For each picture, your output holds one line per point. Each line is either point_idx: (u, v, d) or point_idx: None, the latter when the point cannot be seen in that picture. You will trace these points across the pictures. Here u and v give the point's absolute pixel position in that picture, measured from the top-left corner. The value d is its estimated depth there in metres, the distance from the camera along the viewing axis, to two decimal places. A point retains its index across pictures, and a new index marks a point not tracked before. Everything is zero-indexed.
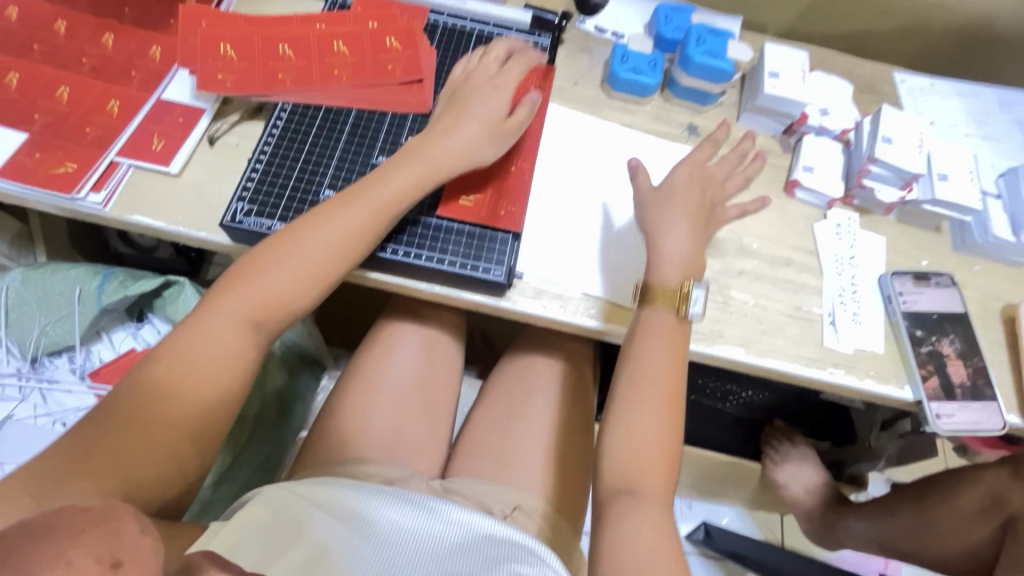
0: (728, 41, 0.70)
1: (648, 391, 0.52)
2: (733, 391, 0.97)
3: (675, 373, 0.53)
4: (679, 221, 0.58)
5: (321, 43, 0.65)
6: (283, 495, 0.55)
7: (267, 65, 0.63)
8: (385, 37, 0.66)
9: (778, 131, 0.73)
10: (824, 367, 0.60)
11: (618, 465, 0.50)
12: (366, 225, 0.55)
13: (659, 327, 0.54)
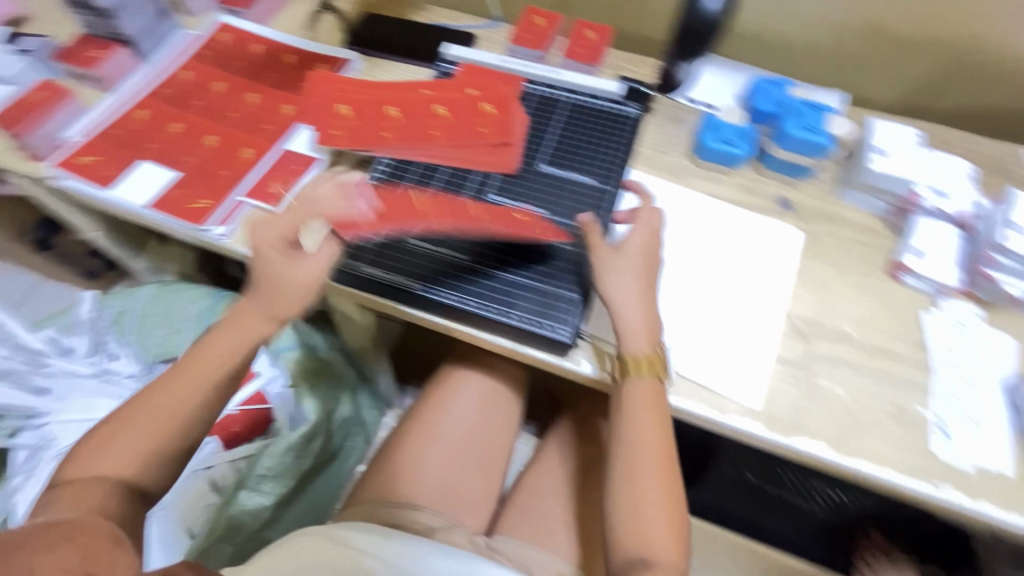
0: (828, 115, 0.69)
1: (637, 457, 0.52)
2: (821, 490, 0.85)
3: (661, 439, 0.53)
4: (625, 281, 0.55)
5: (423, 106, 0.71)
6: (322, 539, 0.52)
7: (376, 125, 0.70)
8: (481, 103, 0.71)
9: (883, 210, 0.68)
10: (930, 480, 0.52)
11: (628, 538, 0.51)
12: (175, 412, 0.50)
13: (641, 393, 0.53)
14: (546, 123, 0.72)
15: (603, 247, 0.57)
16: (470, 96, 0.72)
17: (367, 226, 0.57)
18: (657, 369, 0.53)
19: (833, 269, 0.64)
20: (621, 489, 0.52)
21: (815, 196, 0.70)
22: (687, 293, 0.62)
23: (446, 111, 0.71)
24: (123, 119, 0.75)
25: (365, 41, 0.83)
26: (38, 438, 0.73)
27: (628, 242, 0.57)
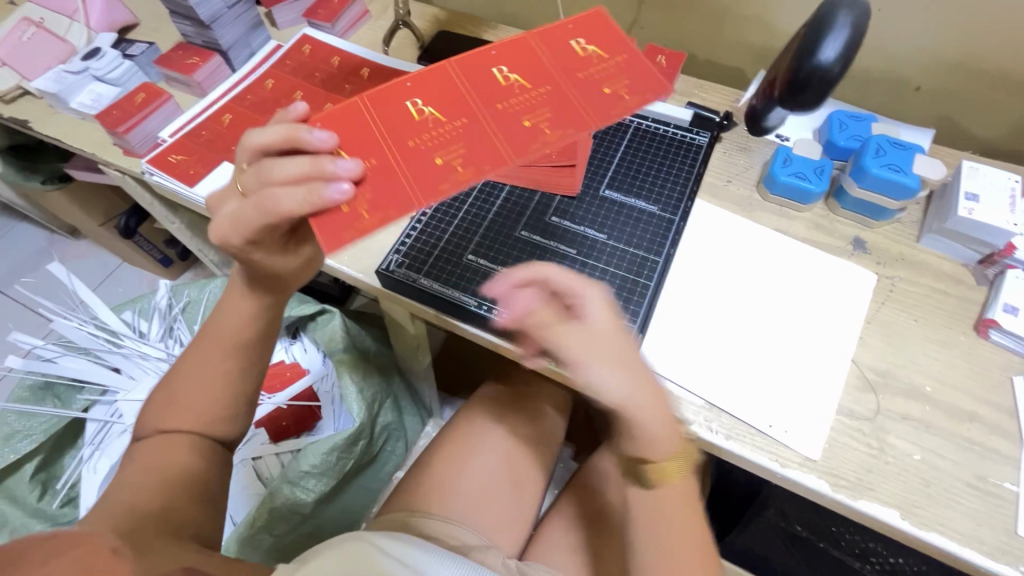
0: (917, 156, 0.62)
1: (666, 548, 0.49)
2: (875, 552, 0.77)
3: (695, 530, 0.50)
4: (622, 382, 0.43)
5: (483, 72, 0.52)
6: (358, 544, 0.48)
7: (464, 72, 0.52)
8: (580, 46, 0.54)
9: (972, 259, 0.63)
10: (1015, 564, 0.47)
11: None
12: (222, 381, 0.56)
13: (671, 495, 0.50)
14: (610, 148, 0.72)
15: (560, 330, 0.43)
16: (545, 58, 0.53)
17: (356, 226, 0.44)
18: (689, 467, 0.48)
19: (911, 319, 0.60)
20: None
21: (893, 238, 0.66)
22: (748, 331, 0.59)
23: (515, 76, 0.52)
24: (209, 122, 0.80)
25: (437, 58, 0.85)
26: (110, 414, 0.79)
27: (597, 316, 0.44)
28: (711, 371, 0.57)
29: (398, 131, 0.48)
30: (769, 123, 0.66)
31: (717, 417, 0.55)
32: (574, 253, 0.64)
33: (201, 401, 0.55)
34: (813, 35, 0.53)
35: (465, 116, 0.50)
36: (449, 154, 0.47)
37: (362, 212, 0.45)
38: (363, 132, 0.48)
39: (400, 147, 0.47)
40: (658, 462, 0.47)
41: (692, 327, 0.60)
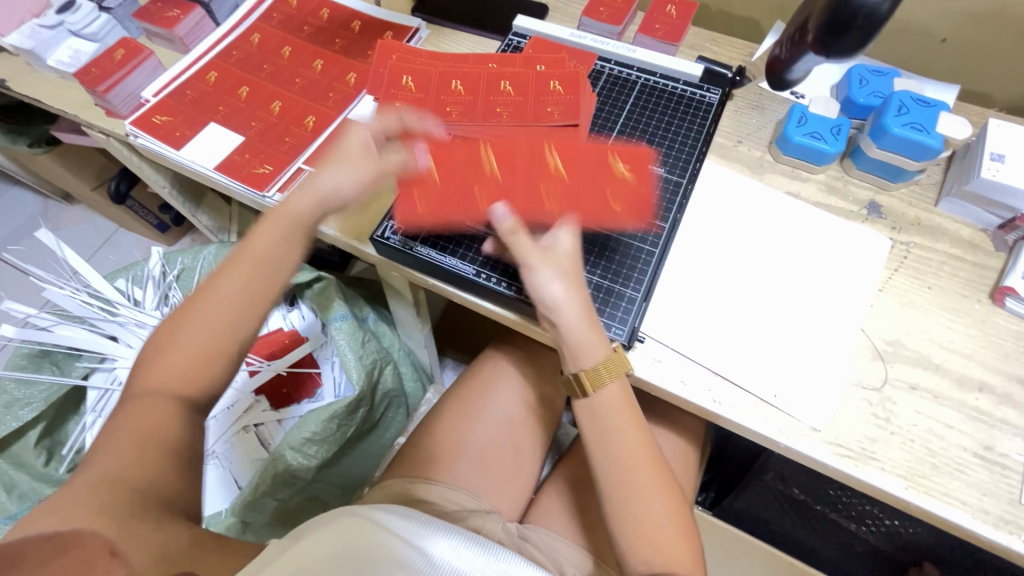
0: (941, 113, 0.58)
1: (620, 450, 0.51)
2: (873, 516, 0.77)
3: (648, 444, 0.51)
4: (555, 286, 0.50)
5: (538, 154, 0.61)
6: (358, 520, 0.48)
7: (535, 155, 0.61)
8: (616, 162, 0.62)
9: (992, 225, 0.61)
10: (1018, 533, 0.47)
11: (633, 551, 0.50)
12: (233, 308, 0.49)
13: (613, 402, 0.51)
14: (616, 105, 0.68)
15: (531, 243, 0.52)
16: (596, 176, 0.60)
17: (414, 212, 0.60)
18: (619, 366, 0.51)
19: (925, 287, 0.58)
20: (618, 503, 0.50)
21: (910, 202, 0.63)
22: (756, 299, 0.57)
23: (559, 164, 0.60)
24: (195, 80, 0.76)
25: (431, 9, 0.80)
26: (110, 381, 0.79)
27: (556, 240, 0.53)
28: (715, 340, 0.56)
29: (465, 173, 0.61)
30: (792, 77, 0.56)
31: (722, 385, 0.54)
32: None
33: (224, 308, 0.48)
34: (792, 47, 0.53)
35: (503, 176, 0.60)
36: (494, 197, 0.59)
37: (422, 206, 0.60)
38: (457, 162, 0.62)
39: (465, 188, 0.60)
40: (592, 365, 0.51)
41: (698, 295, 0.58)
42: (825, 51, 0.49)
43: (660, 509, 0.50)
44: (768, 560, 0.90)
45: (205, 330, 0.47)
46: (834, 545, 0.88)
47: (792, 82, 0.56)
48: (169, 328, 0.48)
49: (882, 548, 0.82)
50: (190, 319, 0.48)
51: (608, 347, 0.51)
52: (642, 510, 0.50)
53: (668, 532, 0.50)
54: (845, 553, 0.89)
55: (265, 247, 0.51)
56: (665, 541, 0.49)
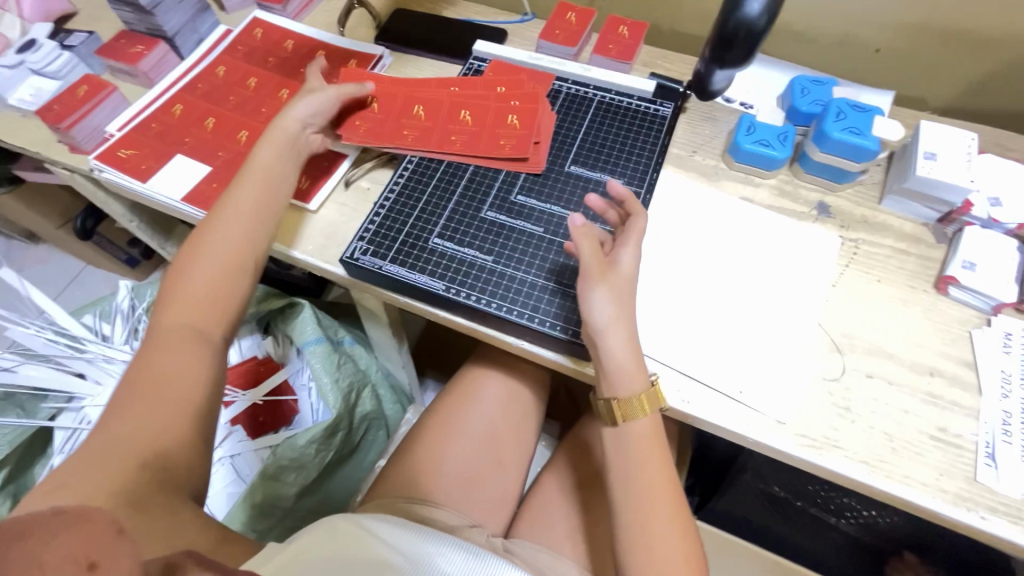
0: (875, 117, 0.63)
1: (636, 470, 0.52)
2: (851, 508, 0.79)
3: (666, 471, 0.52)
4: (605, 309, 0.52)
5: (452, 114, 0.70)
6: (351, 531, 0.48)
7: (446, 127, 0.69)
8: (510, 102, 0.70)
9: (932, 218, 0.64)
10: (975, 509, 0.49)
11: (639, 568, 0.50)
12: (232, 254, 0.55)
13: (641, 430, 0.52)
14: (575, 121, 0.71)
15: (594, 261, 0.53)
16: (495, 126, 0.69)
17: (356, 130, 0.69)
18: (654, 401, 0.52)
19: (875, 280, 0.61)
20: (629, 524, 0.51)
21: (856, 201, 0.66)
22: (717, 300, 0.60)
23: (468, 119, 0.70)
24: (160, 113, 0.76)
25: (394, 37, 0.83)
26: (79, 421, 0.76)
27: (619, 262, 0.54)
28: (681, 341, 0.57)
29: (387, 122, 0.70)
30: (715, 87, 0.66)
31: (690, 384, 0.56)
32: (542, 231, 0.64)
33: (227, 250, 0.55)
34: (708, 64, 0.63)
35: (411, 133, 0.69)
36: (410, 129, 0.69)
37: (357, 124, 0.70)
38: (384, 110, 0.71)
39: (402, 100, 0.72)
40: (627, 396, 0.51)
41: (663, 299, 0.60)
42: (740, 62, 0.60)
43: (667, 530, 0.50)
44: (754, 560, 0.91)
45: (207, 273, 0.53)
46: (817, 540, 0.90)
47: (714, 91, 0.67)
48: (176, 272, 0.54)
49: (862, 540, 0.84)
50: (190, 261, 0.54)
51: (647, 382, 0.52)
52: (652, 534, 0.50)
53: (674, 555, 0.49)
54: (827, 547, 0.90)
55: (266, 170, 0.60)
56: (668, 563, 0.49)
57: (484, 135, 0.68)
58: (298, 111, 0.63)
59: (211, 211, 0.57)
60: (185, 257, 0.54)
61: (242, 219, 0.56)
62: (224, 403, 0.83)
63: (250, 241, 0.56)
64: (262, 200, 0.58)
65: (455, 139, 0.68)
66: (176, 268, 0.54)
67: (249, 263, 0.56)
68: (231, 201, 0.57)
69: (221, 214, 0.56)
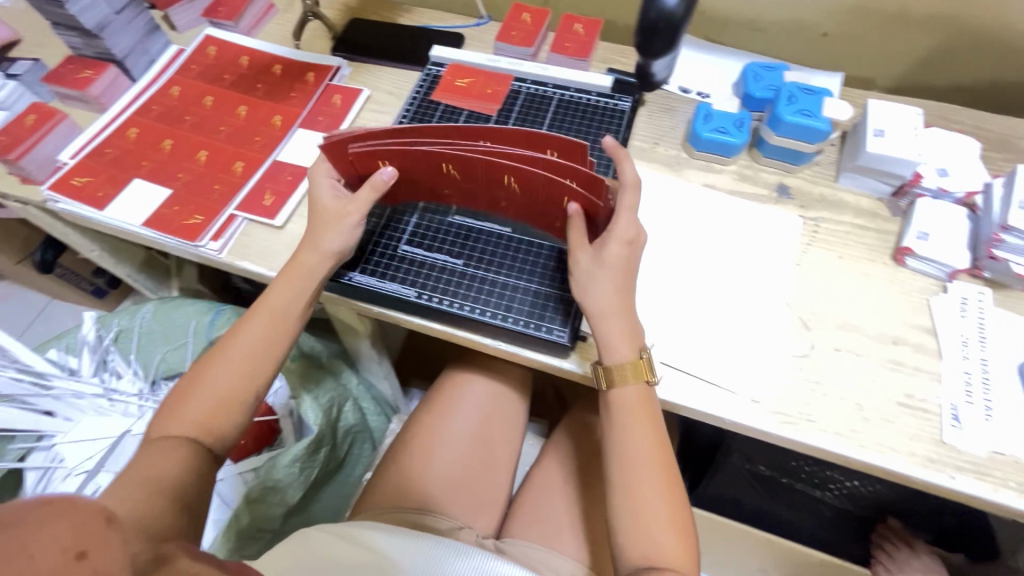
0: (825, 98, 0.65)
1: (628, 441, 0.52)
2: (835, 480, 0.81)
3: (659, 444, 0.52)
4: (602, 295, 0.52)
5: (491, 178, 0.57)
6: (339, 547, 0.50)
7: (489, 189, 0.59)
8: (563, 183, 0.54)
9: (885, 193, 0.66)
10: (944, 469, 0.51)
11: (633, 541, 0.49)
12: (236, 386, 0.52)
13: (631, 400, 0.52)
14: (536, 121, 0.72)
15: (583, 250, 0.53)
16: (544, 192, 0.56)
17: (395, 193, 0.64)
18: (645, 372, 0.52)
19: (836, 255, 0.63)
20: (621, 496, 0.51)
21: (814, 180, 0.68)
22: (687, 288, 0.61)
23: (511, 182, 0.57)
24: (115, 138, 0.75)
25: (351, 47, 0.83)
26: (50, 459, 0.74)
27: (608, 253, 0.52)
28: (654, 330, 0.58)
29: (427, 189, 0.62)
30: (656, 77, 0.67)
31: (667, 372, 0.56)
32: (510, 232, 0.64)
33: (220, 390, 0.51)
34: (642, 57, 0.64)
35: (455, 193, 0.62)
36: (454, 194, 0.62)
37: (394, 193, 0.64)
38: (417, 179, 0.61)
39: (429, 177, 0.60)
40: (617, 366, 0.52)
41: None
42: (669, 49, 0.61)
43: (659, 502, 0.50)
44: (746, 541, 0.92)
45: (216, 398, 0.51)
46: (805, 518, 0.91)
47: (655, 80, 0.67)
48: (168, 410, 0.50)
49: (848, 510, 0.86)
50: (195, 389, 0.51)
51: (636, 352, 0.52)
52: (642, 504, 0.50)
53: (663, 527, 0.49)
54: (815, 523, 0.92)
55: (281, 303, 0.55)
56: (656, 534, 0.49)
57: (537, 208, 0.59)
58: (309, 254, 0.56)
59: (219, 344, 0.54)
60: (181, 393, 0.51)
61: (239, 363, 0.52)
62: None
63: (247, 384, 0.52)
64: (264, 343, 0.54)
65: (506, 206, 0.61)
66: (167, 405, 0.51)
67: (245, 402, 0.52)
68: (229, 349, 0.53)
69: (220, 356, 0.53)
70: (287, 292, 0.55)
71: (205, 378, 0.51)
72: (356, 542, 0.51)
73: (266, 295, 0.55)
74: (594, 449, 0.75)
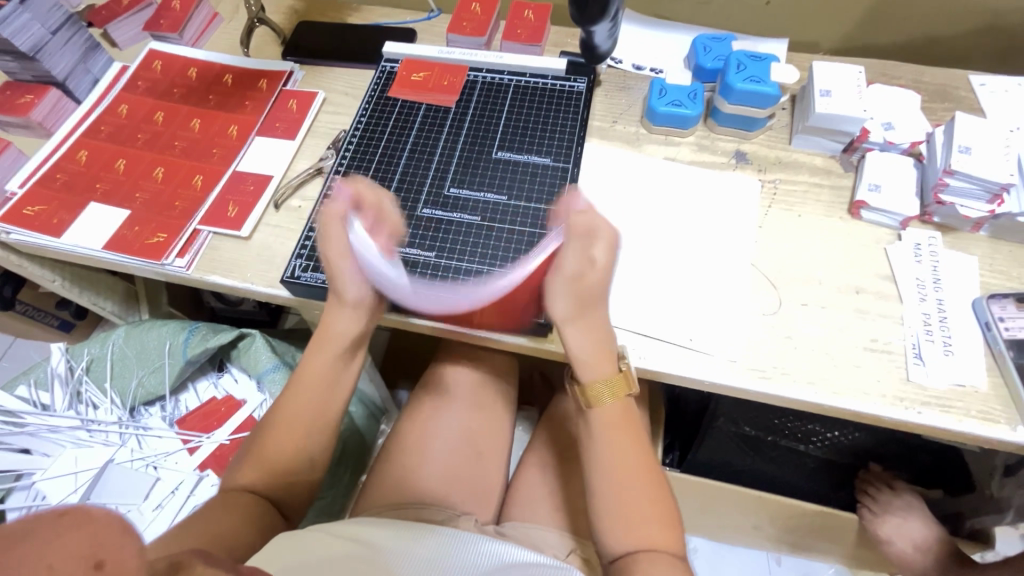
0: (772, 64, 0.67)
1: (618, 462, 0.53)
2: (817, 433, 0.84)
3: (638, 447, 0.54)
4: (566, 306, 0.52)
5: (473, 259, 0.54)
6: (328, 544, 0.49)
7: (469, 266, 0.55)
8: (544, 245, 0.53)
9: (838, 150, 0.69)
10: (913, 405, 0.54)
11: (620, 538, 0.51)
12: (284, 453, 0.55)
13: (612, 416, 0.54)
14: (495, 109, 0.72)
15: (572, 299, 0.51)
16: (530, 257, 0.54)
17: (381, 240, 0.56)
18: (622, 387, 0.54)
19: (796, 215, 0.65)
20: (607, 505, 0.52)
21: (769, 145, 0.70)
22: (656, 258, 0.63)
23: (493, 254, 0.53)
24: (64, 162, 0.72)
25: (302, 51, 0.82)
26: (33, 498, 0.72)
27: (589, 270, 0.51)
28: (628, 303, 0.59)
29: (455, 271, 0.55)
30: (601, 48, 0.69)
31: (642, 341, 0.58)
32: (479, 220, 0.64)
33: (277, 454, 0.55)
34: (582, 30, 0.66)
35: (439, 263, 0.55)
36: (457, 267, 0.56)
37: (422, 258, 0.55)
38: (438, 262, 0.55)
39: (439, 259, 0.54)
40: (597, 381, 0.53)
41: None
42: (604, 14, 0.62)
43: (643, 501, 0.52)
44: (738, 502, 0.95)
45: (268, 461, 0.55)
46: (793, 474, 0.95)
47: (601, 51, 0.70)
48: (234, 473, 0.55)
49: (831, 460, 0.90)
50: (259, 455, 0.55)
51: (614, 366, 0.54)
52: (625, 503, 0.52)
53: (652, 524, 0.51)
54: (802, 478, 0.96)
55: (326, 372, 0.58)
56: (647, 529, 0.51)
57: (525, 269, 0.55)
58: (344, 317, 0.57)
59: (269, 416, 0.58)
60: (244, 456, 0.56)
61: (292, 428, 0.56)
62: (189, 450, 0.78)
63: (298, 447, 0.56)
64: (314, 409, 0.57)
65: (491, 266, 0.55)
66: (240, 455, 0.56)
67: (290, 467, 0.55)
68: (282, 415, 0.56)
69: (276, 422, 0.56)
70: (329, 361, 0.58)
71: (271, 434, 0.56)
72: (349, 539, 0.50)
73: (309, 361, 0.58)
74: None
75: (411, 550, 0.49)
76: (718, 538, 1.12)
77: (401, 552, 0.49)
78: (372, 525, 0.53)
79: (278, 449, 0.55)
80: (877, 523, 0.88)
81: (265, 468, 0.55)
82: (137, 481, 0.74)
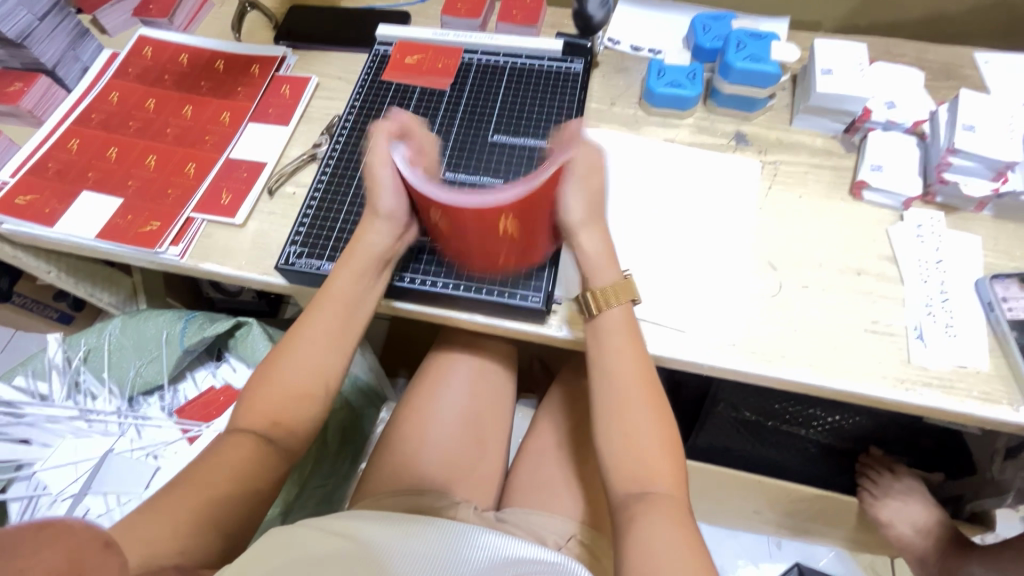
0: (772, 42, 0.66)
1: (623, 382, 0.52)
2: (817, 417, 0.84)
3: (643, 368, 0.53)
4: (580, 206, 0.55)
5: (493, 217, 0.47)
6: (326, 535, 0.49)
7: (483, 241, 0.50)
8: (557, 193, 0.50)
9: (839, 130, 0.68)
10: (914, 386, 0.53)
11: (624, 469, 0.50)
12: (286, 393, 0.52)
13: (615, 321, 0.54)
14: (490, 92, 0.71)
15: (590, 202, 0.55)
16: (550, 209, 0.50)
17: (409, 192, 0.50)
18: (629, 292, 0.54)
19: (796, 196, 0.64)
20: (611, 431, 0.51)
21: (769, 126, 0.69)
22: (654, 241, 0.62)
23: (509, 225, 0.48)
24: (55, 151, 0.71)
25: (294, 35, 0.80)
26: (32, 488, 0.72)
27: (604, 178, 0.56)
28: None
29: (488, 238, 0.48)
30: (595, 18, 0.70)
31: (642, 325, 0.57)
32: None
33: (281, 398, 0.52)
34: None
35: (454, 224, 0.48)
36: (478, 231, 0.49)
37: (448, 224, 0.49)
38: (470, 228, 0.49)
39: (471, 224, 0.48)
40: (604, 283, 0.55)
41: None
42: None
43: (647, 424, 0.51)
44: (738, 487, 0.95)
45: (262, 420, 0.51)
46: (794, 458, 0.95)
47: (595, 23, 0.70)
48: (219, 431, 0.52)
49: (831, 444, 0.90)
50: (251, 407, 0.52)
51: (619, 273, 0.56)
52: (632, 430, 0.50)
53: (655, 450, 0.50)
54: (802, 462, 0.96)
55: (345, 297, 0.56)
56: (651, 456, 0.49)
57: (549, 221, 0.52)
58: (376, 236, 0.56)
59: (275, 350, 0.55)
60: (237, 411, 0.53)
61: (293, 369, 0.53)
62: (189, 439, 0.77)
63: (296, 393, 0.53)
64: (328, 333, 0.55)
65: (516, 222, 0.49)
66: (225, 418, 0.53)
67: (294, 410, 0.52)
68: (283, 363, 0.53)
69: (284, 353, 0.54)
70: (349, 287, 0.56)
71: (275, 372, 0.53)
72: (344, 532, 0.50)
73: (328, 286, 0.56)
74: (585, 413, 0.76)
75: (408, 540, 0.49)
76: (719, 522, 1.13)
77: (398, 542, 0.49)
78: (368, 518, 0.53)
79: (271, 401, 0.52)
80: (877, 506, 0.88)
81: (254, 422, 0.51)
82: (137, 471, 0.74)
